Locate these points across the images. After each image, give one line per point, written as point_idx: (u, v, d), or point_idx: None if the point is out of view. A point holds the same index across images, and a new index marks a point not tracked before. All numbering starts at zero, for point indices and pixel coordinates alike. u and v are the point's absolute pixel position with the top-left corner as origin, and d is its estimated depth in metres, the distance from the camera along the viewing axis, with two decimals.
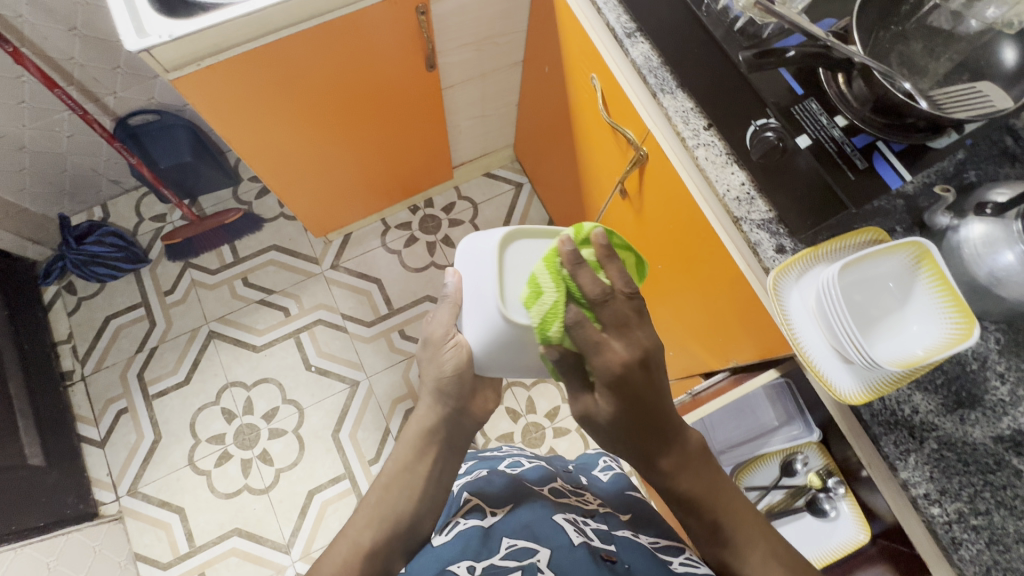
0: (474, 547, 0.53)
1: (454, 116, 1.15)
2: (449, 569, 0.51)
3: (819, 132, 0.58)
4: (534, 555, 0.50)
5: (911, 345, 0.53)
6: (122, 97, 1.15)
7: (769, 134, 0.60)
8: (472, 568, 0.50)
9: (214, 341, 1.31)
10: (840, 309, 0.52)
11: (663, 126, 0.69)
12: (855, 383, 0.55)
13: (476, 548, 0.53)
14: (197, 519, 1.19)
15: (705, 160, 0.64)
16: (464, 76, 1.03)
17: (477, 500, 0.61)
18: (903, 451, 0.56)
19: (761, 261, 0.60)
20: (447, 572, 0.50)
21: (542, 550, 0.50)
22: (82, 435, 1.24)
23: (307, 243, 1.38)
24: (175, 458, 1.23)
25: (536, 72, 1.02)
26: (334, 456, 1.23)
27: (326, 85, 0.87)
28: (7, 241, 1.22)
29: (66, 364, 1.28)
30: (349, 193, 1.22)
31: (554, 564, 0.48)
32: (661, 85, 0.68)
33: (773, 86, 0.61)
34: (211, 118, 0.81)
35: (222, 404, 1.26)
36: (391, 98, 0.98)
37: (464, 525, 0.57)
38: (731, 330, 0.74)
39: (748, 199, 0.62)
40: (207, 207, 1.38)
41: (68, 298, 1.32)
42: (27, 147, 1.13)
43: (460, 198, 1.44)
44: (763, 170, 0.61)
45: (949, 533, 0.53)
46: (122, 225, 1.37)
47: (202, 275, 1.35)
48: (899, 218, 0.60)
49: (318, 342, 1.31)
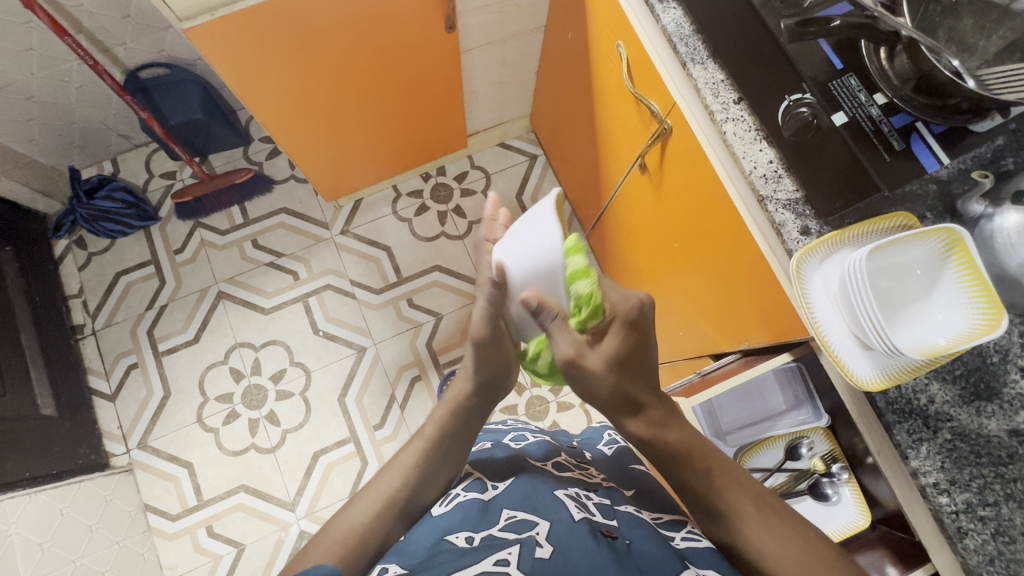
0: (473, 518, 0.54)
1: (471, 82, 1.12)
2: (446, 539, 0.51)
3: (856, 110, 0.56)
4: (534, 530, 0.50)
5: (934, 334, 0.52)
6: (132, 48, 1.12)
7: (803, 110, 0.58)
8: (470, 538, 0.50)
9: (223, 302, 1.31)
10: (865, 294, 0.51)
11: (689, 99, 0.67)
12: (873, 370, 0.55)
13: (475, 518, 0.54)
14: (205, 475, 1.22)
15: (733, 135, 0.62)
16: (483, 39, 0.99)
17: (478, 475, 0.63)
18: (916, 440, 0.55)
19: (785, 243, 0.59)
20: (445, 541, 0.51)
21: (543, 525, 0.51)
22: (93, 388, 1.26)
23: (317, 207, 1.37)
24: (183, 415, 1.25)
25: (559, 38, 0.99)
26: (339, 420, 1.25)
27: (343, 46, 0.85)
28: (19, 193, 1.21)
29: (77, 318, 1.29)
30: (362, 156, 1.19)
31: (553, 539, 0.49)
32: (691, 54, 0.66)
33: (809, 59, 0.59)
34: (226, 71, 0.79)
35: (230, 363, 1.28)
36: (408, 58, 0.95)
37: (463, 497, 0.58)
38: (744, 312, 0.73)
39: (775, 177, 0.60)
40: (217, 166, 1.37)
41: (79, 253, 1.32)
42: (37, 97, 1.11)
43: (473, 167, 1.41)
44: (794, 149, 0.59)
45: (954, 523, 0.53)
46: (132, 180, 1.36)
47: (212, 235, 1.35)
48: (930, 204, 0.57)
49: (326, 308, 1.31)
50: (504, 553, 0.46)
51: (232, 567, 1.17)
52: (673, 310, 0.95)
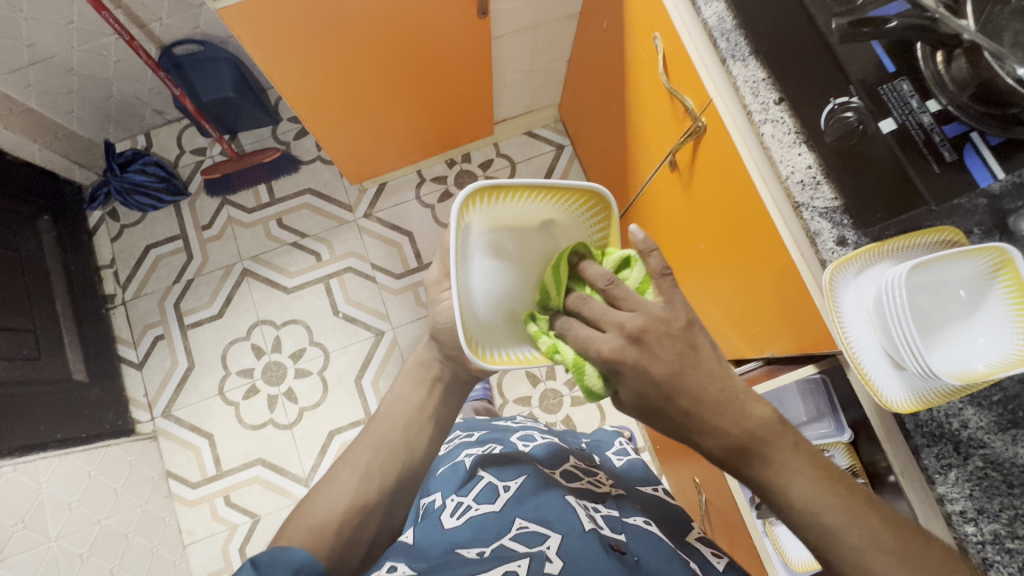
0: (485, 533, 0.53)
1: (500, 69, 1.10)
2: (457, 550, 0.51)
3: (906, 117, 0.53)
4: (544, 541, 0.50)
5: (973, 358, 0.49)
6: (168, 24, 1.13)
7: (848, 115, 0.55)
8: (482, 552, 0.50)
9: (247, 279, 1.33)
10: (903, 313, 0.49)
11: (727, 96, 0.65)
12: (904, 391, 0.53)
13: (489, 530, 0.54)
14: (224, 446, 1.25)
15: (771, 137, 0.60)
16: (516, 26, 0.97)
17: (490, 480, 0.61)
18: (945, 465, 0.53)
19: (819, 253, 0.56)
20: (456, 551, 0.51)
21: (553, 537, 0.51)
22: (121, 356, 1.30)
23: (342, 189, 1.38)
24: (206, 386, 1.28)
25: (593, 26, 0.96)
26: (355, 401, 1.27)
27: (372, 31, 0.85)
28: (56, 163, 1.25)
29: (108, 288, 1.33)
30: (388, 140, 1.19)
31: (563, 552, 0.49)
32: (732, 51, 0.63)
33: (859, 61, 0.56)
34: (258, 50, 0.79)
35: (252, 340, 1.30)
36: (438, 44, 0.93)
37: (476, 511, 0.57)
38: (770, 319, 0.71)
39: (813, 184, 0.58)
40: (246, 144, 1.38)
41: (111, 224, 1.36)
42: (76, 70, 1.14)
43: (499, 155, 1.40)
44: (836, 156, 0.56)
45: (980, 554, 0.51)
46: (164, 155, 1.38)
47: (239, 212, 1.37)
48: (979, 220, 0.53)
49: (346, 290, 1.32)
50: (513, 564, 0.47)
51: (247, 536, 1.21)
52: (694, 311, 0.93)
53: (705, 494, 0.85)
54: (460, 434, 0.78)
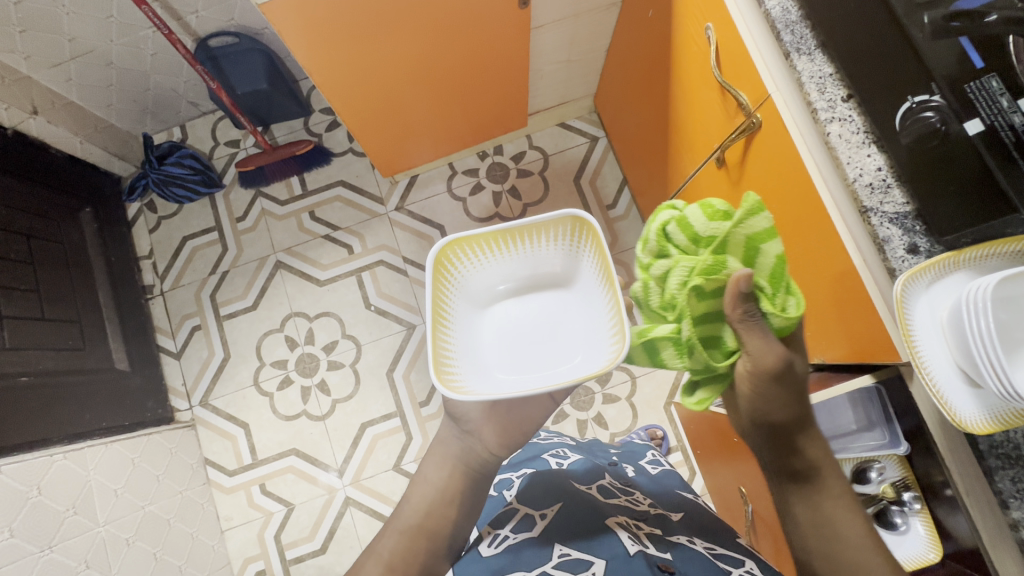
0: (525, 558, 0.54)
1: (537, 60, 1.07)
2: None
3: (994, 117, 0.47)
4: (589, 568, 0.51)
5: None
6: (203, 16, 1.12)
7: (928, 116, 0.50)
8: None
9: (281, 272, 1.34)
10: (985, 330, 0.46)
11: (789, 93, 0.61)
12: (979, 409, 0.49)
13: (530, 556, 0.54)
14: (260, 436, 1.28)
15: (838, 137, 0.57)
16: (557, 16, 0.94)
17: (524, 508, 0.61)
18: (1022, 489, 0.50)
19: (888, 260, 0.54)
20: None
21: (598, 563, 0.51)
22: (160, 346, 1.33)
23: (373, 181, 1.37)
24: (241, 377, 1.31)
25: (637, 15, 0.93)
26: (387, 394, 1.27)
27: (413, 25, 0.83)
28: (97, 156, 1.27)
29: (147, 279, 1.36)
30: (422, 133, 1.18)
31: None
32: (797, 44, 0.60)
33: (940, 56, 0.50)
34: (298, 43, 0.78)
35: (286, 332, 1.32)
36: (478, 36, 0.91)
37: (513, 539, 0.57)
38: (824, 326, 0.69)
39: (883, 188, 0.55)
40: (279, 136, 1.38)
41: (149, 216, 1.38)
42: (115, 63, 1.15)
43: (531, 147, 1.37)
44: (909, 158, 0.53)
45: None
46: (199, 147, 1.39)
47: (272, 205, 1.37)
48: None
49: (378, 283, 1.32)
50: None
51: (282, 524, 1.23)
52: None
53: (751, 503, 0.81)
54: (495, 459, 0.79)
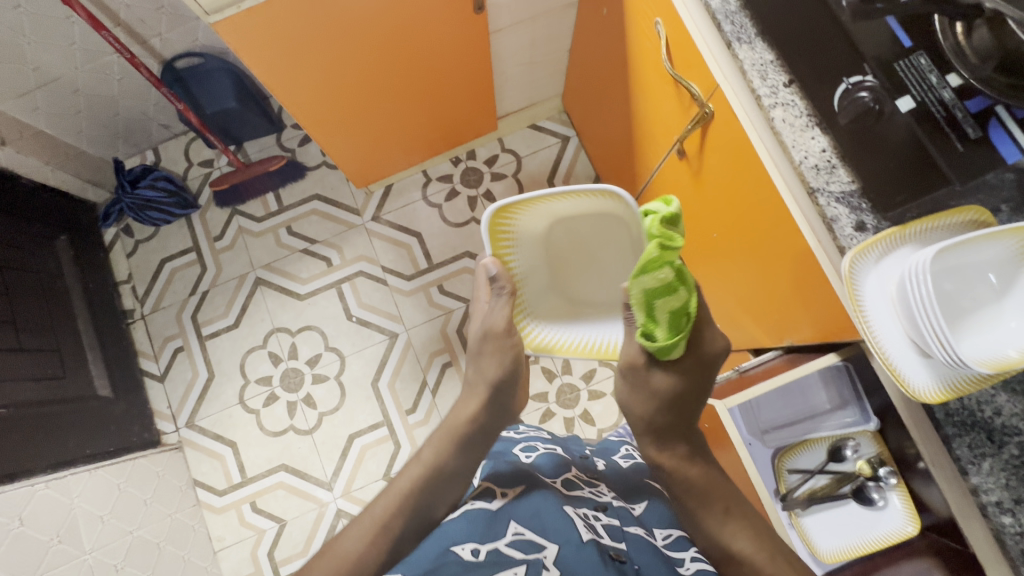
0: (480, 528, 0.55)
1: (501, 63, 1.08)
2: (452, 549, 0.53)
3: (925, 93, 0.51)
4: (541, 551, 0.51)
5: (1004, 344, 0.47)
6: (168, 38, 1.13)
7: (863, 95, 0.53)
8: (476, 551, 0.52)
9: (261, 288, 1.34)
10: (928, 300, 0.47)
11: (734, 82, 0.62)
12: (930, 378, 0.50)
13: (484, 528, 0.55)
14: (248, 454, 1.27)
15: (782, 122, 0.57)
16: (514, 19, 0.95)
17: (488, 484, 0.62)
18: (978, 455, 0.51)
19: (836, 239, 0.54)
20: (451, 552, 0.52)
21: (550, 547, 0.51)
22: (144, 370, 1.32)
23: (349, 193, 1.38)
24: (227, 396, 1.30)
25: (593, 14, 0.94)
26: (373, 404, 1.27)
27: (369, 36, 0.84)
28: (69, 184, 1.27)
29: (127, 303, 1.35)
30: (392, 142, 1.19)
31: (560, 561, 0.50)
32: (737, 33, 0.60)
33: (874, 38, 0.53)
34: (258, 63, 0.79)
35: (269, 348, 1.32)
36: (434, 42, 0.92)
37: (471, 506, 0.58)
38: (790, 309, 0.70)
39: (828, 168, 0.55)
40: (252, 154, 1.38)
41: (126, 241, 1.38)
42: (82, 90, 1.15)
43: (504, 150, 1.39)
44: (850, 137, 0.54)
45: (1018, 545, 0.49)
46: (173, 169, 1.39)
47: (249, 222, 1.38)
48: (1006, 195, 0.52)
49: (359, 294, 1.33)
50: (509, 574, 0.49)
51: (275, 541, 1.23)
52: (710, 300, 0.92)
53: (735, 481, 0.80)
54: None
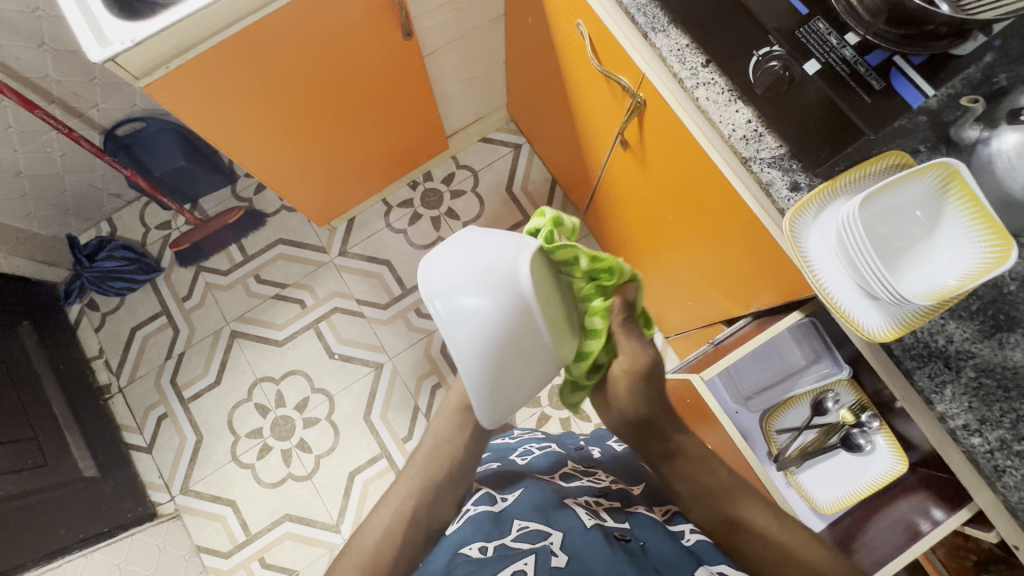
0: (484, 529, 0.54)
1: (441, 83, 1.10)
2: (460, 551, 0.52)
3: (828, 54, 0.53)
4: (547, 538, 0.50)
5: (943, 275, 0.50)
6: (106, 108, 1.13)
7: (773, 64, 0.55)
8: (484, 547, 0.51)
9: (238, 341, 1.33)
10: (863, 245, 0.49)
11: (658, 69, 0.66)
12: (883, 319, 0.53)
13: (487, 529, 0.55)
14: (249, 510, 1.25)
15: (707, 100, 0.61)
16: (445, 40, 0.98)
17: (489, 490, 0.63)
18: (939, 383, 0.53)
19: (776, 202, 0.57)
20: (459, 553, 0.51)
21: (555, 533, 0.51)
22: (129, 443, 1.29)
23: (312, 233, 1.38)
24: (219, 455, 1.28)
25: (520, 24, 0.97)
26: (368, 438, 1.26)
27: (303, 77, 0.85)
28: (25, 268, 1.24)
29: (102, 378, 1.32)
30: (348, 176, 1.20)
31: (568, 546, 0.49)
32: (652, 24, 0.63)
33: (772, 9, 0.55)
34: (199, 121, 0.80)
35: (255, 400, 1.30)
36: (370, 73, 0.94)
37: (474, 513, 0.59)
38: (750, 277, 0.72)
39: (756, 137, 0.59)
40: (209, 210, 1.38)
41: (92, 315, 1.35)
42: (25, 172, 1.13)
43: (459, 167, 1.40)
44: (769, 104, 0.57)
45: (990, 462, 0.51)
46: (130, 237, 1.38)
47: (216, 277, 1.36)
48: (923, 136, 0.56)
49: (337, 330, 1.32)
50: (520, 563, 0.47)
51: None
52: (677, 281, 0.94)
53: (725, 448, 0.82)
54: None
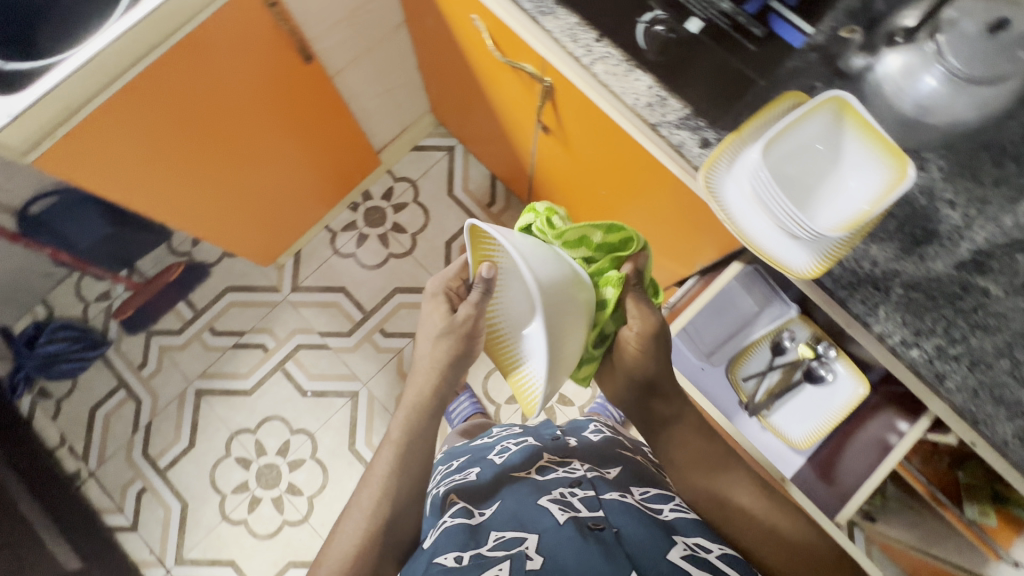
0: (461, 539, 0.54)
1: (357, 100, 1.08)
2: (435, 560, 0.51)
3: (707, 11, 0.57)
4: (523, 543, 0.51)
5: (855, 201, 0.52)
6: (12, 188, 1.07)
7: (659, 28, 0.58)
8: (459, 556, 0.51)
9: (205, 399, 1.29)
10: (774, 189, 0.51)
11: (554, 50, 0.64)
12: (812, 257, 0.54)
13: (463, 538, 0.54)
14: (250, 566, 1.22)
15: (606, 74, 0.60)
16: (349, 56, 0.96)
17: (465, 503, 0.62)
18: (872, 306, 0.55)
19: (689, 161, 0.57)
20: (433, 564, 0.50)
21: (530, 537, 0.52)
22: (112, 526, 1.23)
23: (261, 274, 1.34)
24: (208, 518, 1.24)
25: (421, 28, 0.95)
26: (358, 468, 1.24)
27: (204, 121, 0.82)
28: None
29: (69, 466, 1.26)
30: (282, 210, 1.16)
31: (542, 548, 0.50)
32: (539, 7, 0.62)
33: None
34: (100, 186, 0.76)
35: (234, 454, 1.27)
36: (275, 103, 0.90)
37: (449, 524, 0.58)
38: (690, 237, 0.73)
39: (660, 101, 0.58)
40: (148, 271, 1.33)
41: (46, 403, 1.29)
42: None
43: (397, 180, 1.39)
44: (665, 67, 0.58)
45: (931, 370, 0.53)
46: (70, 315, 1.32)
47: (169, 338, 1.32)
48: (817, 73, 0.57)
49: (305, 367, 1.30)
50: (495, 569, 0.47)
51: None
52: None
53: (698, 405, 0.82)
54: (442, 468, 0.79)
